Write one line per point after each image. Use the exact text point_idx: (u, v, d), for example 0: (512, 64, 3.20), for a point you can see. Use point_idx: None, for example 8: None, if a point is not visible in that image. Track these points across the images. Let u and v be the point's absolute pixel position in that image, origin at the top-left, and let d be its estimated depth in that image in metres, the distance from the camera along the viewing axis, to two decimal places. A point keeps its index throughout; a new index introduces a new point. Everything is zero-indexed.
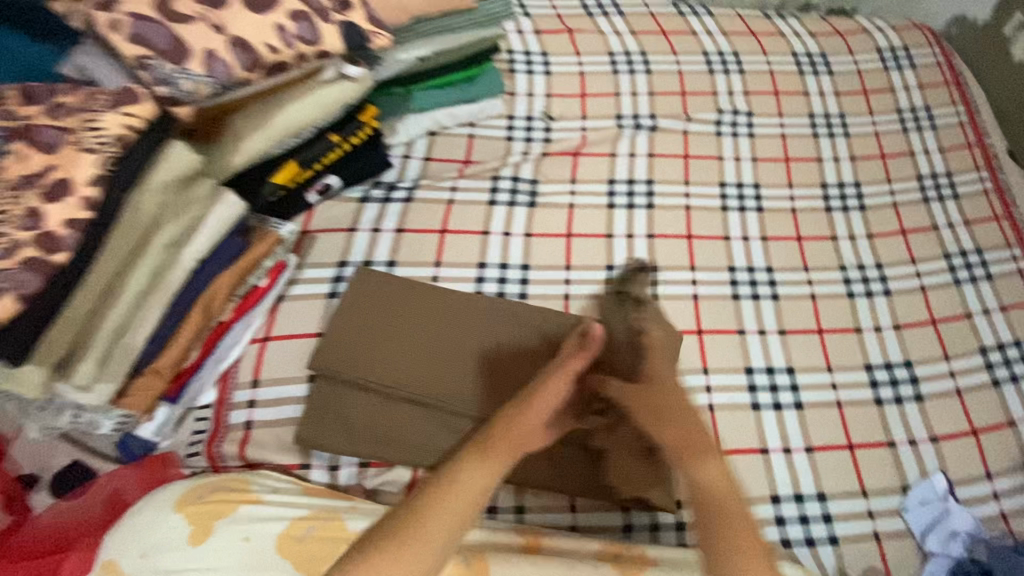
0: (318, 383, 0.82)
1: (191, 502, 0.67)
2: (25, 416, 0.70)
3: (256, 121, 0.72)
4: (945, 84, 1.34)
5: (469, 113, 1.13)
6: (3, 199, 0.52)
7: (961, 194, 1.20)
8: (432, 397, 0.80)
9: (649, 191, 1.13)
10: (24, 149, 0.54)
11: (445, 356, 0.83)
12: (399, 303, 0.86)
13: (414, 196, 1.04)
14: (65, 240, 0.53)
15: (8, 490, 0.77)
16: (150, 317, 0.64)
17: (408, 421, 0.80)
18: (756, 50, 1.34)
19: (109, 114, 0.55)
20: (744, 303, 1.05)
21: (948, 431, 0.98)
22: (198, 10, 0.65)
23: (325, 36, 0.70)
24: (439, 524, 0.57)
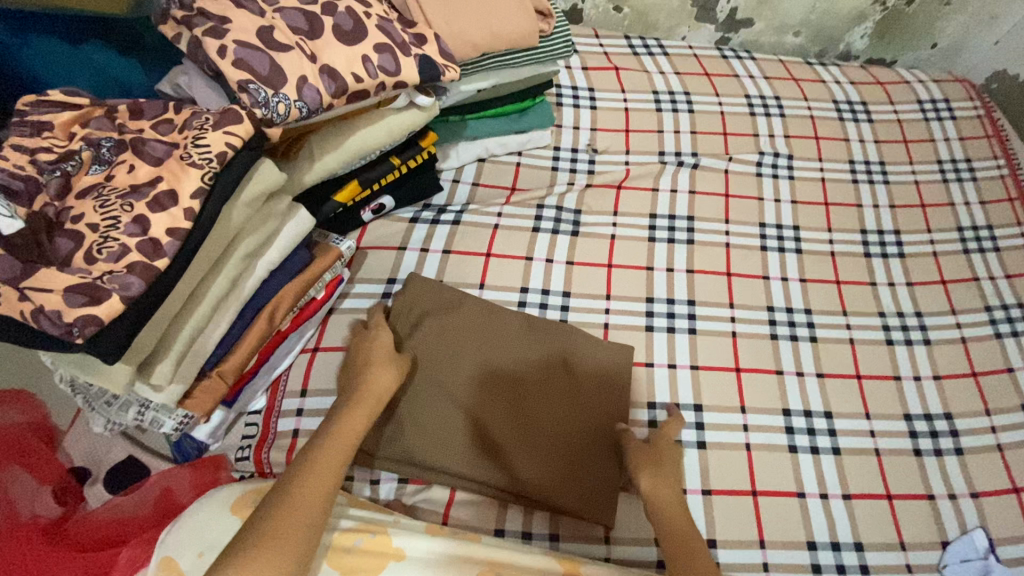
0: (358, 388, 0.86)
1: (245, 508, 0.68)
2: (91, 410, 0.73)
3: (332, 142, 0.79)
4: (986, 137, 1.35)
5: (518, 143, 1.17)
6: (112, 206, 0.55)
7: (1003, 247, 1.20)
8: (439, 408, 0.84)
9: (689, 227, 1.15)
10: (135, 161, 0.58)
11: (453, 370, 0.87)
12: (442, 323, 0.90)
13: (462, 219, 1.07)
14: (167, 247, 0.54)
15: (60, 483, 0.81)
16: (223, 322, 0.68)
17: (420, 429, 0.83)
18: (797, 95, 1.37)
19: (212, 133, 0.58)
20: (782, 344, 1.06)
21: (989, 487, 0.97)
22: (294, 40, 0.69)
23: (405, 68, 0.75)
24: (306, 501, 0.61)
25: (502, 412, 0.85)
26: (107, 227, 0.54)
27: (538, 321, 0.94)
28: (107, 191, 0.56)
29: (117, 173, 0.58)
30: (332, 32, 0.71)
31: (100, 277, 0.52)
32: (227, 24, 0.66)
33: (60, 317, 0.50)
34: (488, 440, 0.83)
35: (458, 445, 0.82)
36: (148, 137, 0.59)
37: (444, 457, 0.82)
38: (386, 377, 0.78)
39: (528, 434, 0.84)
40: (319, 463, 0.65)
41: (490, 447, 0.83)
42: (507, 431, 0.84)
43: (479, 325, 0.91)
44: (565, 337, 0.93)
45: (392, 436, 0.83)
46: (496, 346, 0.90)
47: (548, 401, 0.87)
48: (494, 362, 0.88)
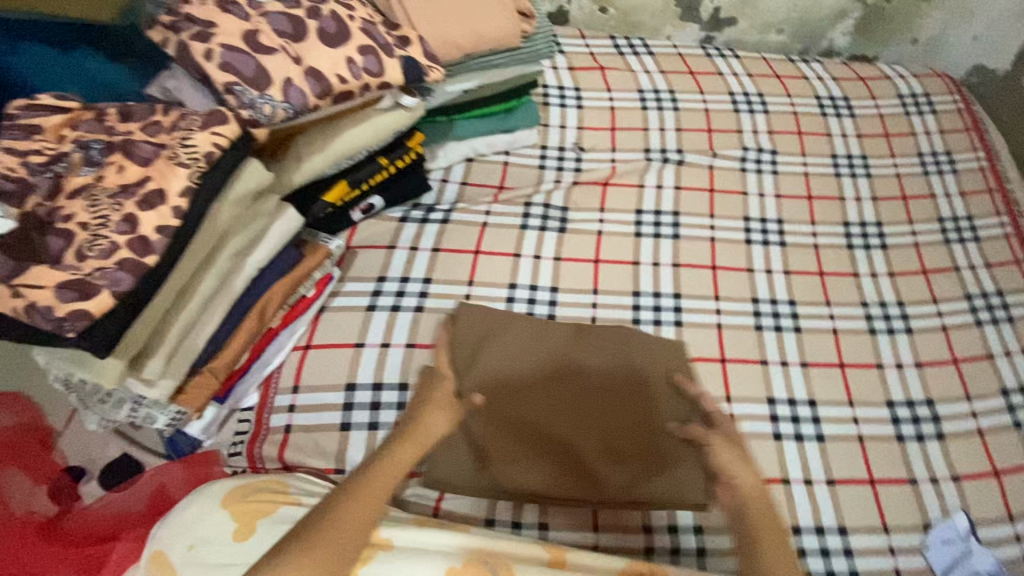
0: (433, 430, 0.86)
1: (235, 501, 0.70)
2: (86, 408, 0.74)
3: (320, 143, 0.80)
4: (966, 130, 1.38)
5: (506, 142, 1.19)
6: (102, 205, 0.57)
7: (983, 237, 1.23)
8: (521, 434, 0.85)
9: (674, 222, 1.17)
10: (124, 161, 0.59)
11: (523, 396, 0.87)
12: (499, 345, 0.90)
13: (451, 218, 1.09)
14: (156, 245, 0.56)
15: (54, 481, 0.82)
16: (213, 319, 0.70)
17: (507, 459, 0.84)
18: (780, 92, 1.39)
19: (199, 134, 0.60)
20: (767, 334, 1.08)
21: (971, 471, 0.99)
22: (279, 43, 0.70)
23: (389, 69, 0.76)
24: (350, 521, 0.64)
25: (581, 427, 0.86)
26: (97, 226, 0.56)
27: (583, 330, 0.94)
28: (97, 191, 0.58)
29: (106, 173, 0.59)
30: (316, 34, 0.72)
31: (91, 273, 0.54)
32: (213, 28, 0.68)
33: (52, 312, 0.52)
34: (560, 456, 0.85)
35: (550, 467, 0.84)
36: (137, 139, 0.61)
37: (523, 479, 0.82)
38: (439, 420, 0.79)
39: (598, 444, 0.85)
40: (378, 476, 0.69)
41: (564, 462, 0.84)
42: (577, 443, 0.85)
43: (529, 344, 0.91)
44: (612, 340, 0.92)
45: (464, 464, 0.84)
46: (552, 364, 0.90)
47: (611, 408, 0.87)
48: (557, 380, 0.88)
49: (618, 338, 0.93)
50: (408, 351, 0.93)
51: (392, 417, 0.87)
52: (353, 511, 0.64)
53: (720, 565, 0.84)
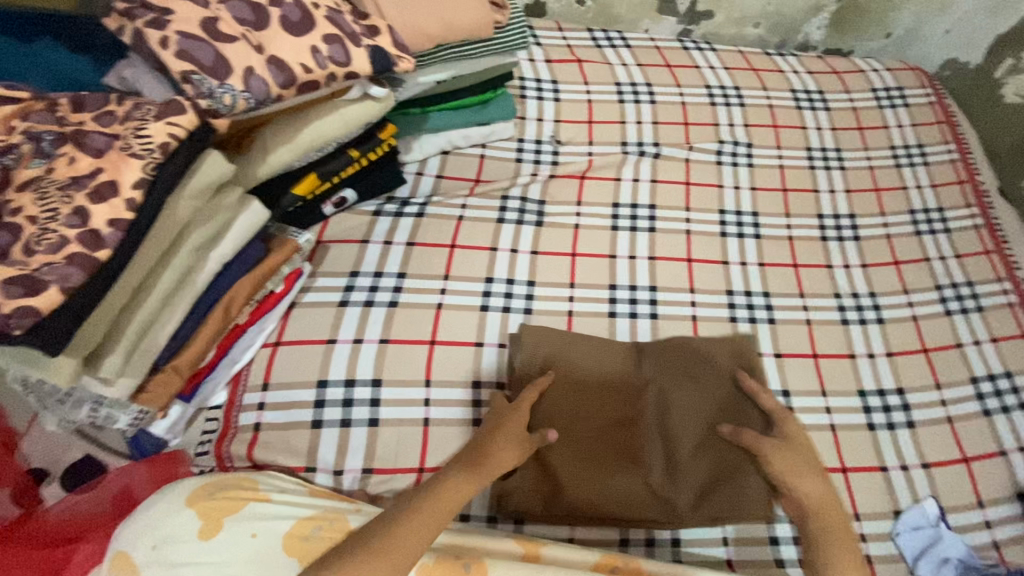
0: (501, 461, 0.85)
1: (200, 499, 0.68)
2: (44, 408, 0.72)
3: (287, 135, 0.79)
4: (938, 123, 1.40)
5: (482, 134, 1.18)
6: (52, 199, 0.55)
7: (953, 228, 1.25)
8: (592, 459, 0.83)
9: (651, 216, 1.17)
10: (75, 153, 0.57)
11: (590, 420, 0.85)
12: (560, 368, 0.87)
13: (426, 212, 1.07)
14: (109, 239, 0.54)
15: (17, 483, 0.80)
16: (174, 315, 0.68)
17: (580, 485, 0.82)
18: (756, 85, 1.40)
19: (154, 124, 0.58)
20: (741, 326, 1.09)
21: (940, 458, 1.00)
22: (240, 31, 0.69)
23: (356, 59, 0.75)
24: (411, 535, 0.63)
25: (654, 449, 0.84)
26: (46, 219, 0.54)
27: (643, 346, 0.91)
28: (47, 184, 0.56)
29: (57, 166, 0.57)
30: (279, 22, 0.71)
31: (39, 269, 0.52)
32: (170, 15, 0.66)
33: None
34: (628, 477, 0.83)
35: (627, 491, 0.82)
36: (89, 130, 0.59)
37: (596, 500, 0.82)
38: (511, 453, 0.75)
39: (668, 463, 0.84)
40: (446, 485, 0.68)
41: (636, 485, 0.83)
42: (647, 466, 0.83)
43: (591, 366, 0.88)
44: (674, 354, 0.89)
45: (534, 484, 0.82)
46: (617, 386, 0.87)
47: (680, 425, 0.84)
48: (623, 402, 0.86)
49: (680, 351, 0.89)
50: (382, 346, 0.91)
51: (365, 414, 0.86)
52: (418, 519, 0.64)
53: (691, 554, 0.86)
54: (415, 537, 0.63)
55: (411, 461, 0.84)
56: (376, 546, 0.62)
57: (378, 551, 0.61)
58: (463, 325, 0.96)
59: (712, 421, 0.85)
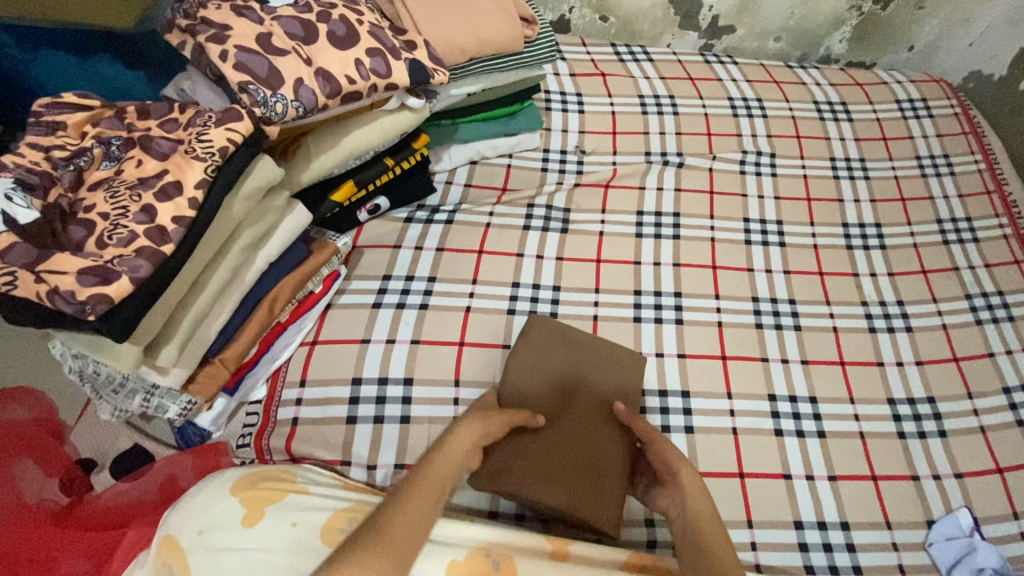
0: (491, 467, 0.81)
1: (244, 488, 0.71)
2: (99, 398, 0.76)
3: (328, 143, 0.83)
4: (964, 133, 1.40)
5: (508, 145, 1.22)
6: (122, 197, 0.59)
7: (981, 238, 1.24)
8: (554, 456, 0.83)
9: (675, 223, 1.19)
10: (142, 156, 0.62)
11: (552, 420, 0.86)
12: (523, 360, 0.91)
13: (455, 219, 1.11)
14: (173, 234, 0.58)
15: (65, 472, 0.85)
16: (223, 311, 0.72)
17: (548, 481, 0.80)
18: (779, 97, 1.42)
19: (214, 129, 0.62)
20: (767, 333, 1.09)
21: (973, 468, 0.99)
22: (290, 45, 0.74)
23: (396, 70, 0.79)
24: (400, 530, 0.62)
25: (598, 449, 0.84)
26: (117, 215, 0.58)
27: (572, 336, 0.94)
28: (117, 183, 0.60)
29: (126, 168, 0.62)
30: (326, 38, 0.76)
31: (111, 260, 0.56)
32: (229, 31, 0.71)
33: (73, 297, 0.53)
34: (609, 464, 0.83)
35: (580, 493, 0.80)
36: (155, 135, 0.64)
37: (598, 499, 0.80)
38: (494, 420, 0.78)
39: (621, 441, 0.85)
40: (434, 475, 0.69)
41: (616, 471, 0.82)
42: (617, 454, 0.84)
43: (548, 366, 0.91)
44: (565, 352, 0.92)
45: (519, 477, 0.80)
46: (573, 387, 0.90)
47: (601, 408, 0.88)
48: (579, 398, 0.89)
49: (578, 340, 0.94)
50: (413, 347, 0.94)
51: (398, 411, 0.89)
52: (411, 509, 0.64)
53: None
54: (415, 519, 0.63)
55: None
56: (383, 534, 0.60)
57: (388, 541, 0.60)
58: (491, 327, 0.99)
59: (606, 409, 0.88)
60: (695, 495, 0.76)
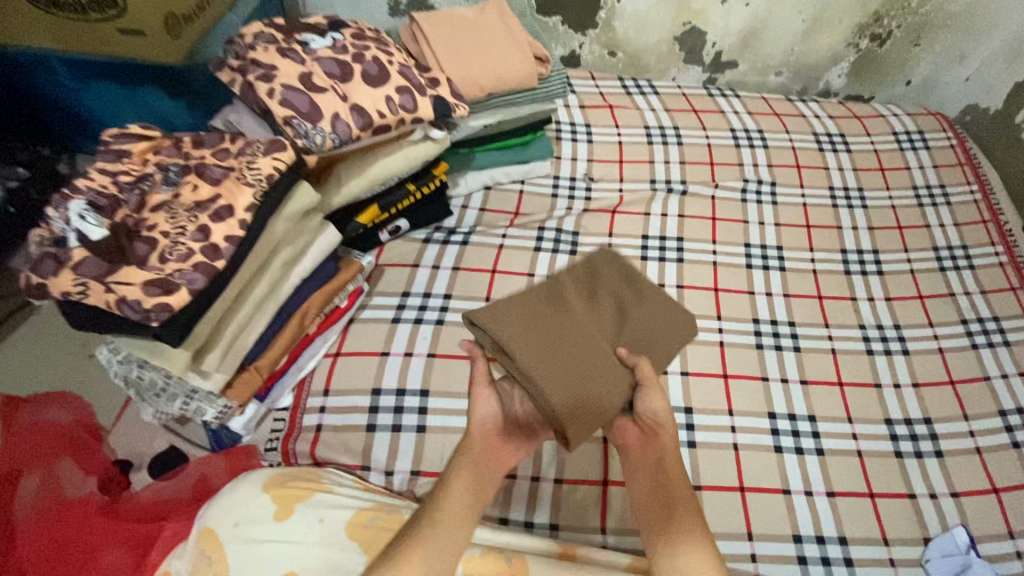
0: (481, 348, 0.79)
1: (275, 486, 0.78)
2: (142, 400, 0.82)
3: (358, 170, 0.91)
4: (960, 165, 1.46)
5: (521, 172, 1.29)
6: (180, 217, 0.66)
7: (977, 265, 1.29)
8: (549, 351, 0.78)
9: (679, 247, 1.25)
10: (197, 182, 0.69)
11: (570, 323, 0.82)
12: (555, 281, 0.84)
13: (470, 240, 1.18)
14: (224, 251, 0.65)
15: (104, 472, 0.93)
16: (260, 322, 0.79)
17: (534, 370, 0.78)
18: (779, 129, 1.49)
19: (262, 159, 0.70)
20: (767, 353, 1.14)
21: (970, 488, 1.02)
22: (329, 83, 0.82)
23: (422, 106, 0.87)
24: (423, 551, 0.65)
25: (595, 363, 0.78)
26: (176, 234, 0.65)
27: (619, 276, 0.85)
28: (176, 206, 0.68)
29: (183, 192, 0.69)
30: (361, 77, 0.84)
31: (171, 273, 0.62)
32: (275, 71, 0.79)
33: (139, 305, 0.60)
34: (594, 382, 0.74)
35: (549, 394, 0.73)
36: (209, 163, 0.71)
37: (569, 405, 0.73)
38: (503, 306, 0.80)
39: (616, 376, 0.75)
40: (447, 506, 0.70)
41: (595, 389, 0.74)
42: (604, 382, 0.74)
43: (579, 293, 0.82)
44: (620, 284, 0.84)
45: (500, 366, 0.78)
46: (593, 317, 0.79)
47: (620, 340, 0.79)
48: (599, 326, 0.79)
49: (625, 285, 0.84)
50: (429, 360, 1.00)
51: (414, 420, 0.94)
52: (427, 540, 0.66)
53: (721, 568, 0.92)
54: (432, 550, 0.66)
55: None
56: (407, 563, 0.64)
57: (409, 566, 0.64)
58: None
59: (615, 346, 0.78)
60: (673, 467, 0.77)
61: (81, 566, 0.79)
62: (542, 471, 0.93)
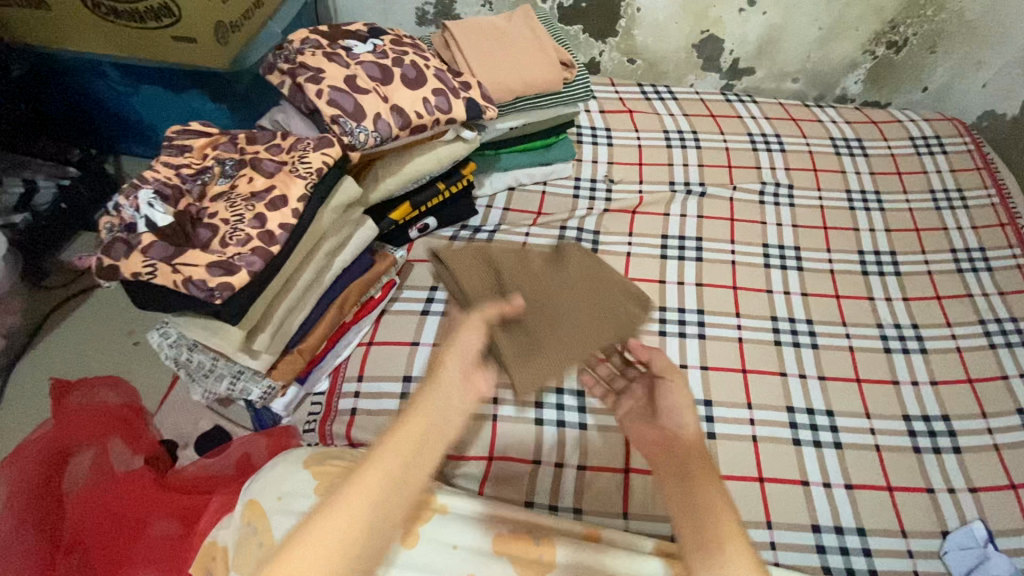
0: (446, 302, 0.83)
1: (314, 463, 0.82)
2: (191, 381, 0.88)
3: (394, 167, 0.96)
4: (977, 170, 1.47)
5: (544, 173, 1.34)
6: (239, 206, 0.72)
7: (995, 267, 1.31)
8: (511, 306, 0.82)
9: (698, 247, 1.29)
10: (253, 174, 0.75)
11: None
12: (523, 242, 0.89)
13: (494, 238, 1.23)
14: (278, 237, 0.70)
15: (151, 451, 0.97)
16: (305, 307, 0.84)
17: None
18: (796, 133, 1.52)
19: (313, 153, 0.76)
20: (786, 350, 1.16)
21: (988, 483, 1.03)
22: (371, 85, 0.87)
23: (456, 107, 0.92)
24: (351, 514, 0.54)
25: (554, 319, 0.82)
26: (236, 221, 0.70)
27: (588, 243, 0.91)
28: (234, 196, 0.73)
29: (240, 183, 0.75)
30: (400, 79, 0.90)
31: (232, 256, 0.68)
32: (323, 74, 0.85)
33: (204, 284, 0.66)
34: (550, 337, 0.79)
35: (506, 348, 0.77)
36: (263, 158, 0.77)
37: (525, 359, 0.77)
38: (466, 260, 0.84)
39: (576, 336, 0.80)
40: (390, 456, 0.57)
41: (551, 344, 0.79)
42: (563, 342, 0.79)
43: (544, 255, 0.87)
44: (587, 251, 0.90)
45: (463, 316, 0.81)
46: (557, 277, 0.84)
47: (582, 301, 0.83)
48: (563, 287, 0.83)
49: (592, 253, 0.90)
50: None
51: None
52: (377, 468, 0.56)
53: None
54: (387, 479, 0.56)
55: (482, 449, 0.96)
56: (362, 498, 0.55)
57: (333, 531, 0.53)
58: None
59: (576, 305, 0.82)
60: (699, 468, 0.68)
61: (134, 535, 0.86)
62: (565, 458, 0.97)
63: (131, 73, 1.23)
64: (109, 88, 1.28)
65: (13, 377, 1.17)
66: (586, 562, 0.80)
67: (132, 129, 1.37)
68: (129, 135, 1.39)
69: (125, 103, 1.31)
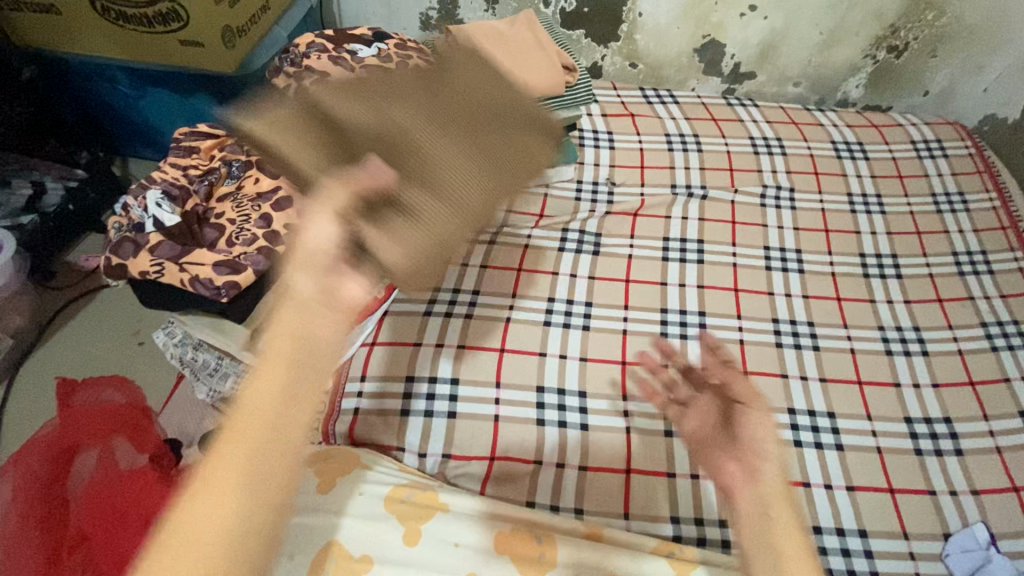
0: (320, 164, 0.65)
1: (318, 462, 0.88)
2: (196, 379, 0.89)
3: None
4: (978, 173, 1.48)
5: (546, 176, 1.35)
6: (245, 206, 0.73)
7: (996, 270, 1.31)
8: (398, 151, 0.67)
9: (699, 249, 1.29)
10: (259, 175, 0.76)
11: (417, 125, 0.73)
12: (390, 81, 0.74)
13: (497, 239, 1.23)
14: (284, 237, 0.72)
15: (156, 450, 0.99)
16: None
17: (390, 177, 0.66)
18: (797, 137, 1.53)
19: None
20: (787, 352, 1.17)
21: (990, 486, 1.03)
22: None
23: None
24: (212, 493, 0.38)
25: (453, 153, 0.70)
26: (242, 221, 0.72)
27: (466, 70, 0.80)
28: (240, 197, 0.75)
29: (246, 184, 0.76)
30: None
31: (238, 255, 0.69)
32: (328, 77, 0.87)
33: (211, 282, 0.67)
34: (456, 168, 0.68)
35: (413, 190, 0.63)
36: None
37: (436, 198, 0.64)
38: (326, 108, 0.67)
39: (478, 161, 0.70)
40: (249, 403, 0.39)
41: (458, 176, 0.68)
42: (466, 168, 0.68)
43: (417, 89, 0.74)
44: (467, 78, 0.78)
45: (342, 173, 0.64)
46: (438, 107, 0.72)
47: (475, 127, 0.73)
48: (448, 115, 0.72)
49: (472, 78, 0.79)
50: (459, 351, 1.05)
51: (445, 406, 0.99)
52: (236, 427, 0.39)
53: None
54: (253, 439, 0.39)
55: (483, 449, 0.97)
56: (198, 487, 0.37)
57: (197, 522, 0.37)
58: (527, 337, 1.09)
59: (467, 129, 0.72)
60: (773, 481, 0.62)
61: (139, 529, 0.85)
62: (566, 459, 0.97)
63: (138, 75, 1.24)
64: (117, 91, 1.29)
65: (20, 375, 1.18)
66: (586, 560, 0.81)
67: (139, 133, 1.39)
68: (136, 138, 1.40)
69: (132, 106, 1.33)
